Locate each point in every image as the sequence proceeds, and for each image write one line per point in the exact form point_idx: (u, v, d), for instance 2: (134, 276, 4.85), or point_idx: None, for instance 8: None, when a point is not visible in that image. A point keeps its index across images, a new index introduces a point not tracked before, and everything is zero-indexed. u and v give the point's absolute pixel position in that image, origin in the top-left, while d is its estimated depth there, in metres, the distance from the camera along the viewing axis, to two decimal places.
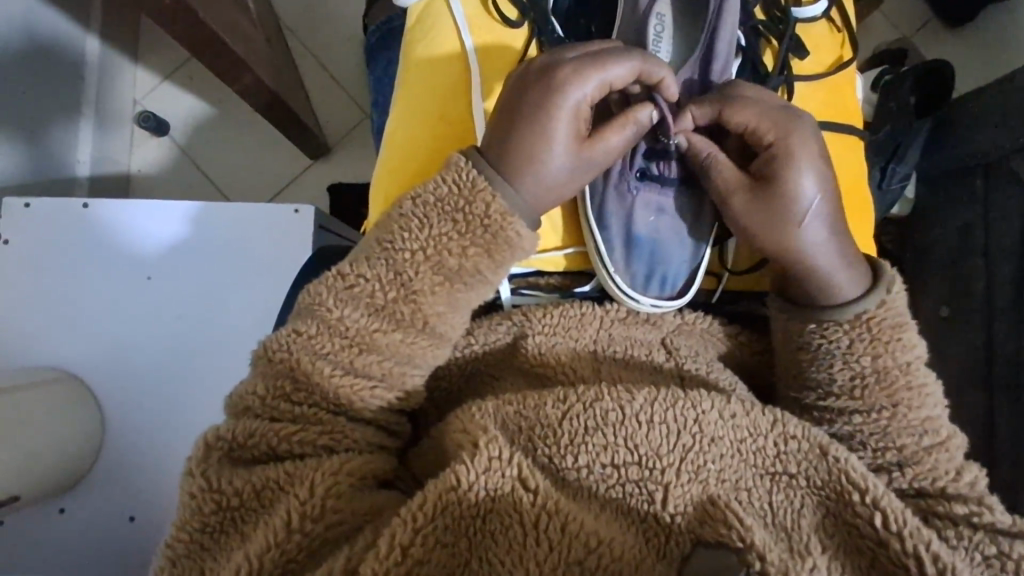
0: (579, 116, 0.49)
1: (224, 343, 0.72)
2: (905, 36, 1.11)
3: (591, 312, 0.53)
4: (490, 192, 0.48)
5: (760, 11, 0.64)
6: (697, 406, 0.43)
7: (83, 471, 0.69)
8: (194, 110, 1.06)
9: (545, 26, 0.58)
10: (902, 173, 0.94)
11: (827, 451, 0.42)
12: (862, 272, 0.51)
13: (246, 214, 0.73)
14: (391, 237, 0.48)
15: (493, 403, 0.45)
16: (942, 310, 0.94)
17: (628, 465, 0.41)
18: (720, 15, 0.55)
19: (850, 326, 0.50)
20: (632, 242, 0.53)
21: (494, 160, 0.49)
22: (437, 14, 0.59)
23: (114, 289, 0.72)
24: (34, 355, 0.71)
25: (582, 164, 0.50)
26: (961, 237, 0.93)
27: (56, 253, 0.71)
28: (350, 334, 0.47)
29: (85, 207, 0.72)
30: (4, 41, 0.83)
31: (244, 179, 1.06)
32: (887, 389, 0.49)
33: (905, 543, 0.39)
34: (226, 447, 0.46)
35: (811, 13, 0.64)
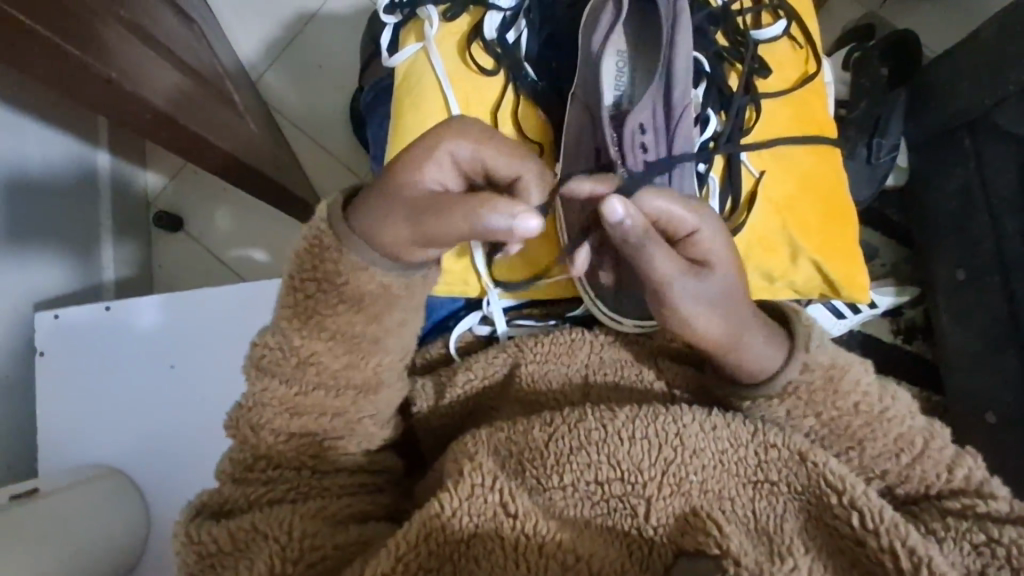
0: (441, 180, 0.47)
1: (220, 420, 0.76)
2: (871, 10, 1.11)
3: (580, 338, 0.58)
4: (336, 247, 0.47)
5: (722, 36, 0.72)
6: (677, 419, 0.48)
7: (136, 557, 0.73)
8: (203, 202, 1.13)
9: (519, 71, 0.68)
10: (889, 145, 0.94)
11: (806, 458, 0.47)
12: (780, 343, 0.52)
13: (254, 294, 0.77)
14: (316, 282, 0.48)
15: (486, 431, 0.49)
16: (957, 274, 0.92)
17: (611, 481, 0.46)
18: (673, 48, 0.63)
19: (781, 398, 0.52)
20: None
21: (353, 208, 0.48)
22: (421, 70, 0.69)
23: (141, 383, 0.77)
24: (80, 455, 0.76)
25: (425, 220, 0.45)
26: (960, 199, 0.91)
27: (91, 355, 0.77)
28: (288, 406, 0.50)
29: (107, 309, 0.77)
30: (50, 166, 0.92)
31: (256, 258, 1.12)
32: (845, 435, 0.51)
33: (882, 540, 0.43)
34: (208, 511, 0.49)
35: (771, 34, 0.73)
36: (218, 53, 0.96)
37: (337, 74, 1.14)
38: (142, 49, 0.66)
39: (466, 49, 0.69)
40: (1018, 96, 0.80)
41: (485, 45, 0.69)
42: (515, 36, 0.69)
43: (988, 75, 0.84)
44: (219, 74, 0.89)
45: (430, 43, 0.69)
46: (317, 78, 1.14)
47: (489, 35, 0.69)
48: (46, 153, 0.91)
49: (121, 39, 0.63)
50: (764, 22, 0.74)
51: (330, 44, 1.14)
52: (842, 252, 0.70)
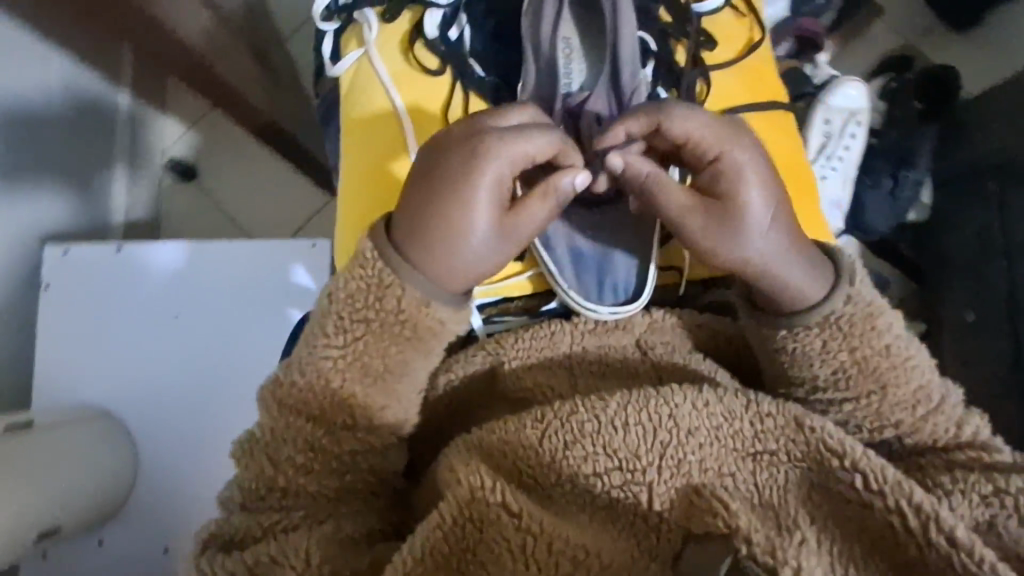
0: (499, 188, 0.51)
1: (230, 377, 0.75)
2: (909, 43, 1.10)
3: (560, 329, 0.57)
4: (398, 284, 0.49)
5: (665, 13, 0.70)
6: (669, 401, 0.48)
7: (119, 504, 0.72)
8: (221, 155, 1.11)
9: (467, 69, 0.65)
10: (914, 180, 0.94)
11: (803, 423, 0.47)
12: (823, 274, 0.54)
13: (265, 252, 0.76)
14: (364, 322, 0.50)
15: (476, 435, 0.50)
16: (966, 314, 0.92)
17: (611, 471, 0.46)
18: (617, 33, 0.63)
19: (820, 329, 0.53)
20: (578, 259, 0.61)
21: (407, 248, 0.50)
22: (366, 77, 0.66)
23: (143, 329, 0.76)
24: (73, 393, 0.75)
25: (503, 234, 0.51)
26: (977, 237, 0.91)
27: (93, 294, 0.76)
28: (311, 444, 0.50)
29: (118, 251, 0.76)
30: (73, 99, 0.91)
31: (266, 218, 1.11)
32: (870, 374, 0.52)
33: (888, 500, 0.44)
34: (222, 541, 0.48)
35: (712, 5, 0.71)
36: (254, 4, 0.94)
37: None
38: None
39: (409, 49, 0.66)
40: None
41: (427, 44, 0.66)
42: (457, 32, 0.67)
43: None
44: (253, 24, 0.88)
45: (372, 48, 0.66)
46: None
47: (431, 32, 0.66)
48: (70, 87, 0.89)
49: None
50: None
51: None
52: (811, 220, 0.66)
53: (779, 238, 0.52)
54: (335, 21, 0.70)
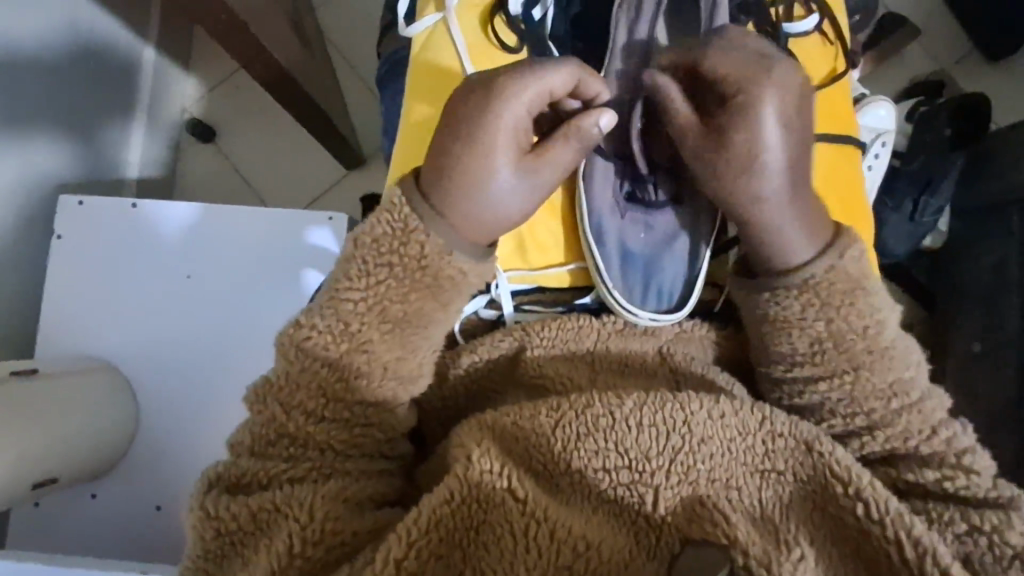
0: (518, 128, 0.51)
1: (239, 343, 0.75)
2: (943, 69, 1.09)
3: (588, 324, 0.58)
4: (421, 232, 0.50)
5: (753, 26, 0.67)
6: (685, 407, 0.47)
7: (117, 458, 0.72)
8: (242, 119, 1.11)
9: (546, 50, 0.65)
10: (935, 206, 0.93)
11: (812, 447, 0.47)
12: (814, 232, 0.53)
13: (284, 219, 0.75)
14: (388, 267, 0.51)
15: (491, 417, 0.50)
16: (972, 345, 0.92)
17: (619, 469, 0.45)
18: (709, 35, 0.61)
19: (800, 292, 0.53)
20: (627, 257, 0.59)
21: (431, 198, 0.51)
22: (439, 43, 0.64)
23: (155, 286, 0.75)
24: (78, 344, 0.75)
25: (530, 179, 0.52)
26: (994, 273, 0.91)
27: (105, 248, 0.75)
28: (320, 386, 0.51)
29: (133, 207, 0.76)
30: (85, 46, 0.90)
31: (282, 185, 1.10)
32: (868, 373, 0.53)
33: (886, 530, 0.44)
34: (227, 482, 0.49)
35: (802, 28, 0.68)
36: None
37: None
38: None
39: (489, 23, 0.64)
40: None
41: (508, 21, 0.64)
42: (541, 13, 0.66)
43: None
44: None
45: (450, 15, 0.64)
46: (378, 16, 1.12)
47: (514, 9, 0.65)
48: (78, 32, 0.88)
49: None
50: (796, 15, 0.69)
51: None
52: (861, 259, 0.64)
53: (770, 180, 0.51)
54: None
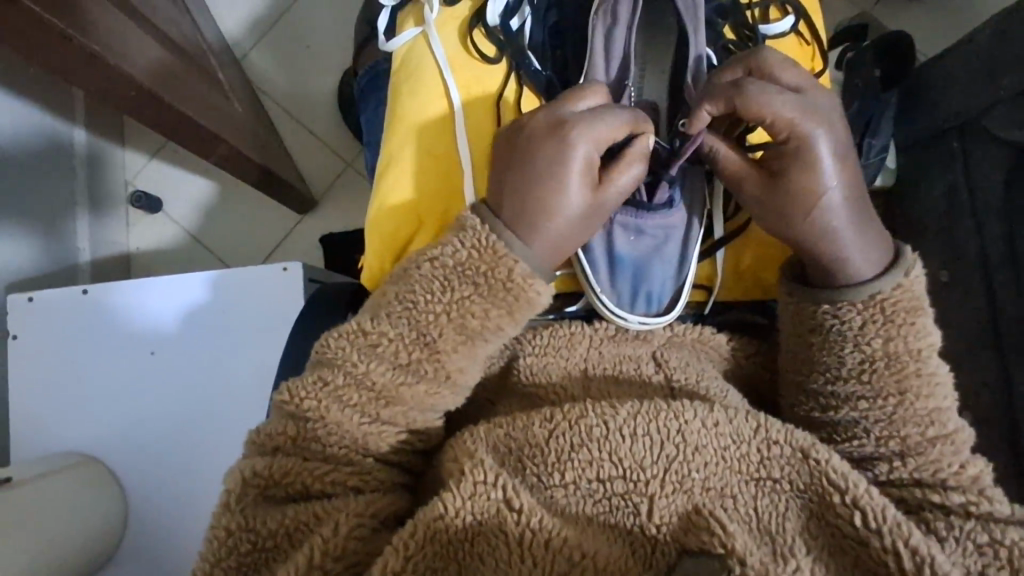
0: (589, 163, 0.50)
1: (214, 416, 0.74)
2: (864, 11, 1.12)
3: (580, 331, 0.56)
4: (511, 256, 0.49)
5: (730, 29, 0.64)
6: (679, 416, 0.46)
7: (110, 550, 0.72)
8: (187, 185, 1.09)
9: (522, 60, 0.60)
10: (878, 146, 0.95)
11: (808, 455, 0.45)
12: (880, 255, 0.51)
13: (241, 282, 0.75)
14: (474, 285, 0.49)
15: (485, 428, 0.49)
16: (938, 275, 0.93)
17: (613, 479, 0.45)
18: (693, 32, 0.57)
19: (864, 306, 0.50)
20: (616, 262, 0.56)
21: (516, 228, 0.50)
22: (417, 57, 0.61)
23: (122, 369, 0.74)
24: (53, 442, 0.74)
25: (597, 210, 0.51)
26: (947, 202, 0.92)
27: (63, 340, 0.74)
28: (377, 389, 0.49)
29: (84, 292, 0.75)
30: (20, 139, 0.89)
31: (239, 242, 1.09)
32: (896, 375, 0.50)
33: (884, 540, 0.41)
34: (262, 486, 0.47)
35: (779, 29, 0.63)
36: (206, 34, 0.94)
37: (326, 53, 1.11)
38: (126, 22, 0.66)
39: (467, 34, 0.62)
40: (1008, 102, 0.82)
41: (487, 32, 0.61)
42: (519, 22, 0.61)
43: None
44: (203, 51, 0.88)
45: (430, 28, 0.62)
46: (307, 57, 1.12)
47: (492, 20, 0.61)
48: (15, 128, 0.88)
49: (102, 13, 0.61)
50: (772, 18, 0.65)
51: (320, 25, 1.12)
52: None
53: (839, 217, 0.50)
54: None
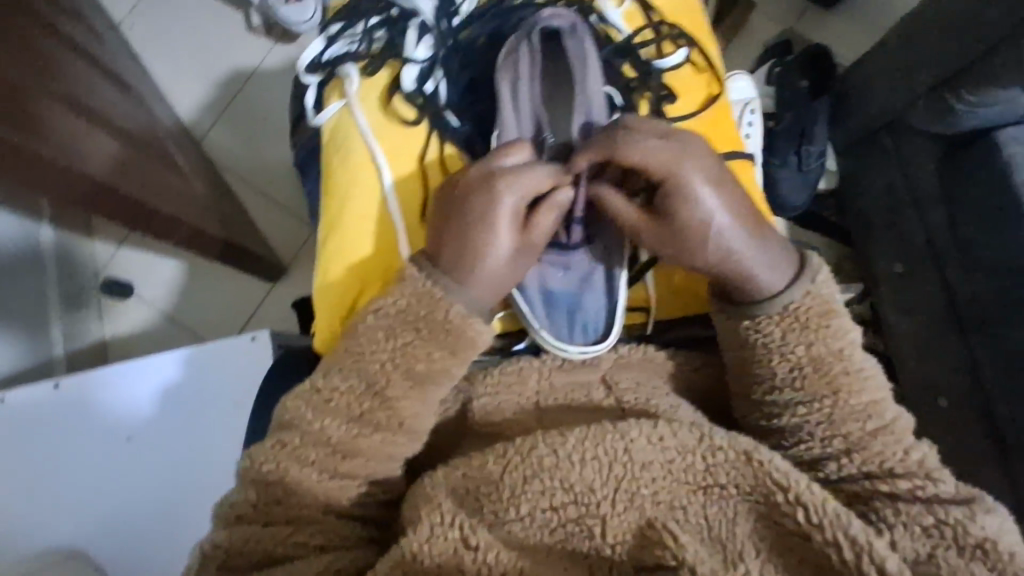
0: (518, 208, 0.53)
1: (191, 492, 0.75)
2: (788, 27, 1.18)
3: (529, 366, 0.57)
4: (448, 300, 0.52)
5: (628, 67, 0.68)
6: (625, 436, 0.48)
7: None
8: (156, 268, 1.11)
9: (440, 120, 0.63)
10: (817, 152, 0.99)
11: (752, 458, 0.46)
12: (787, 264, 0.54)
13: (210, 358, 0.77)
14: (416, 330, 0.51)
15: (442, 472, 0.50)
16: (895, 266, 0.96)
17: (566, 505, 0.46)
18: (587, 74, 0.60)
19: (780, 317, 0.53)
20: (550, 298, 0.60)
21: (451, 273, 0.52)
22: (344, 128, 0.65)
23: (99, 458, 0.74)
24: (29, 546, 0.72)
25: (526, 253, 0.54)
26: (887, 195, 0.95)
27: (37, 437, 0.74)
28: (333, 444, 0.50)
29: (56, 387, 0.75)
30: None
31: (210, 318, 1.11)
32: (824, 377, 0.51)
33: (826, 533, 0.42)
34: (223, 557, 0.48)
35: (672, 61, 0.68)
36: (161, 121, 0.98)
37: (282, 126, 1.15)
38: (74, 121, 0.69)
39: (388, 100, 0.65)
40: (926, 98, 0.82)
41: (405, 97, 0.64)
42: (434, 85, 0.65)
43: (898, 79, 0.86)
44: (158, 138, 0.91)
45: (352, 100, 0.65)
46: (263, 132, 1.15)
47: (408, 86, 0.65)
48: None
49: (48, 117, 0.64)
50: (666, 52, 0.69)
51: (272, 100, 1.16)
52: None
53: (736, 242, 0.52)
54: (320, 74, 0.69)
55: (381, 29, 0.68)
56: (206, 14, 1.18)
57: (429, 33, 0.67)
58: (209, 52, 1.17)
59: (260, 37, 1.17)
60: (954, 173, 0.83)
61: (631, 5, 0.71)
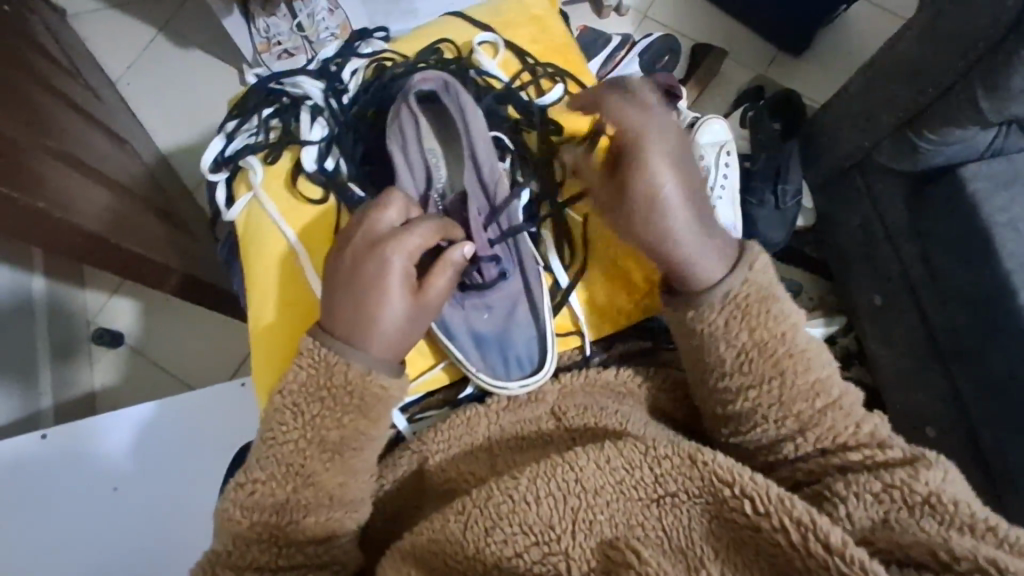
0: (406, 271, 0.56)
1: (173, 546, 0.73)
2: (760, 73, 1.23)
3: (476, 414, 0.61)
4: (344, 362, 0.54)
5: (512, 110, 0.75)
6: (574, 466, 0.50)
7: None
8: (146, 317, 1.12)
9: (345, 192, 0.69)
10: (793, 190, 1.03)
11: (696, 459, 0.49)
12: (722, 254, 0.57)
13: (195, 406, 0.78)
14: (323, 398, 0.55)
15: (407, 540, 0.51)
16: (874, 298, 0.98)
17: (528, 548, 0.46)
18: (470, 133, 0.65)
19: (721, 307, 0.56)
20: (481, 341, 0.66)
21: (345, 339, 0.55)
22: (256, 216, 0.71)
23: (82, 511, 0.74)
24: None
25: (422, 311, 0.57)
26: (863, 230, 0.98)
27: (21, 491, 0.73)
28: (264, 535, 0.54)
29: (44, 437, 0.75)
30: None
31: (199, 366, 1.11)
32: (768, 359, 0.55)
33: (773, 520, 0.44)
34: None
35: (552, 98, 0.76)
36: (156, 174, 1.01)
37: None
38: (71, 177, 0.72)
39: (290, 182, 0.71)
40: (890, 137, 0.86)
41: (308, 176, 0.71)
42: (333, 162, 0.71)
43: (864, 120, 0.90)
44: (153, 190, 0.94)
45: (258, 191, 0.72)
46: None
47: (311, 167, 0.71)
48: None
49: (45, 176, 0.67)
50: (545, 89, 0.77)
51: None
52: None
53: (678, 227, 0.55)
54: (224, 171, 0.74)
55: (275, 117, 0.75)
56: (199, 72, 1.22)
57: (322, 114, 0.74)
58: (202, 109, 1.21)
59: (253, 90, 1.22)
60: (922, 208, 0.85)
61: (505, 52, 0.79)
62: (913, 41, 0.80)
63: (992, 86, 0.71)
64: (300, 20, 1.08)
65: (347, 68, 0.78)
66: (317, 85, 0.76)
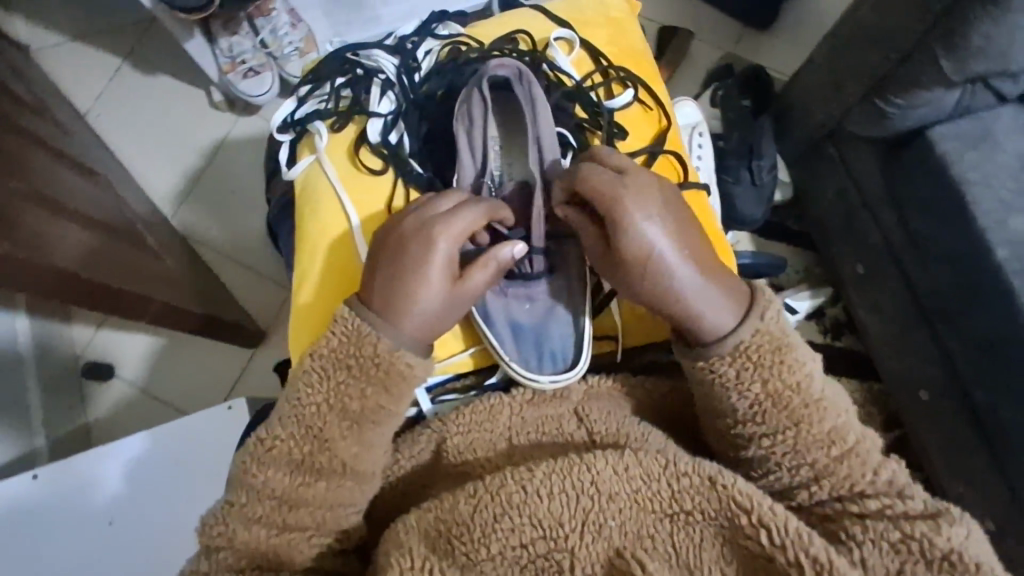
0: (450, 258, 0.56)
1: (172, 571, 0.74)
2: (727, 51, 1.23)
3: (500, 404, 0.60)
4: (375, 336, 0.54)
5: (579, 109, 0.74)
6: (591, 468, 0.49)
7: None
8: (134, 346, 1.12)
9: (404, 167, 0.69)
10: (768, 165, 1.02)
11: (716, 482, 0.48)
12: (736, 302, 0.56)
13: (185, 430, 0.77)
14: (349, 368, 0.55)
15: (417, 515, 0.50)
16: (857, 267, 0.98)
17: (535, 540, 0.47)
18: (536, 121, 0.66)
19: (732, 357, 0.54)
20: (518, 332, 0.66)
21: (380, 312, 0.55)
22: (315, 178, 0.71)
23: (80, 546, 0.74)
24: None
25: (456, 299, 0.56)
26: (840, 201, 0.98)
27: (16, 529, 0.73)
28: (279, 495, 0.53)
29: (36, 476, 0.75)
30: None
31: (191, 391, 1.11)
32: (784, 410, 0.53)
33: (788, 554, 0.45)
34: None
35: (622, 101, 0.74)
36: (131, 204, 1.00)
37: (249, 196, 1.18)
38: (40, 211, 0.72)
39: (355, 154, 0.71)
40: (858, 107, 0.86)
41: (371, 149, 0.71)
42: (397, 136, 0.71)
43: (833, 91, 0.89)
44: (129, 221, 0.93)
45: (321, 154, 0.72)
46: (230, 203, 1.18)
47: (374, 139, 0.71)
48: None
49: (13, 213, 0.66)
50: (615, 92, 0.76)
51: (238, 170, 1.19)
52: None
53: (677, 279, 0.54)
54: (291, 133, 0.75)
55: (347, 87, 0.75)
56: (169, 97, 1.22)
57: (392, 88, 0.74)
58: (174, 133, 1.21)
59: (222, 111, 1.21)
60: (897, 175, 0.85)
61: (580, 50, 0.78)
62: (872, 8, 0.79)
63: (953, 47, 0.71)
64: (262, 37, 1.06)
65: (423, 47, 0.78)
66: (392, 61, 0.76)
